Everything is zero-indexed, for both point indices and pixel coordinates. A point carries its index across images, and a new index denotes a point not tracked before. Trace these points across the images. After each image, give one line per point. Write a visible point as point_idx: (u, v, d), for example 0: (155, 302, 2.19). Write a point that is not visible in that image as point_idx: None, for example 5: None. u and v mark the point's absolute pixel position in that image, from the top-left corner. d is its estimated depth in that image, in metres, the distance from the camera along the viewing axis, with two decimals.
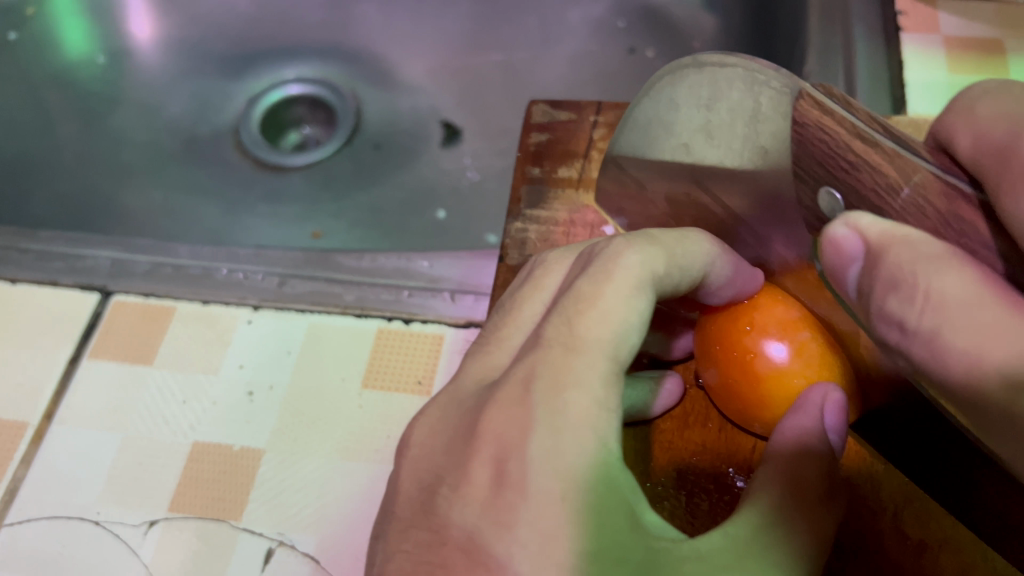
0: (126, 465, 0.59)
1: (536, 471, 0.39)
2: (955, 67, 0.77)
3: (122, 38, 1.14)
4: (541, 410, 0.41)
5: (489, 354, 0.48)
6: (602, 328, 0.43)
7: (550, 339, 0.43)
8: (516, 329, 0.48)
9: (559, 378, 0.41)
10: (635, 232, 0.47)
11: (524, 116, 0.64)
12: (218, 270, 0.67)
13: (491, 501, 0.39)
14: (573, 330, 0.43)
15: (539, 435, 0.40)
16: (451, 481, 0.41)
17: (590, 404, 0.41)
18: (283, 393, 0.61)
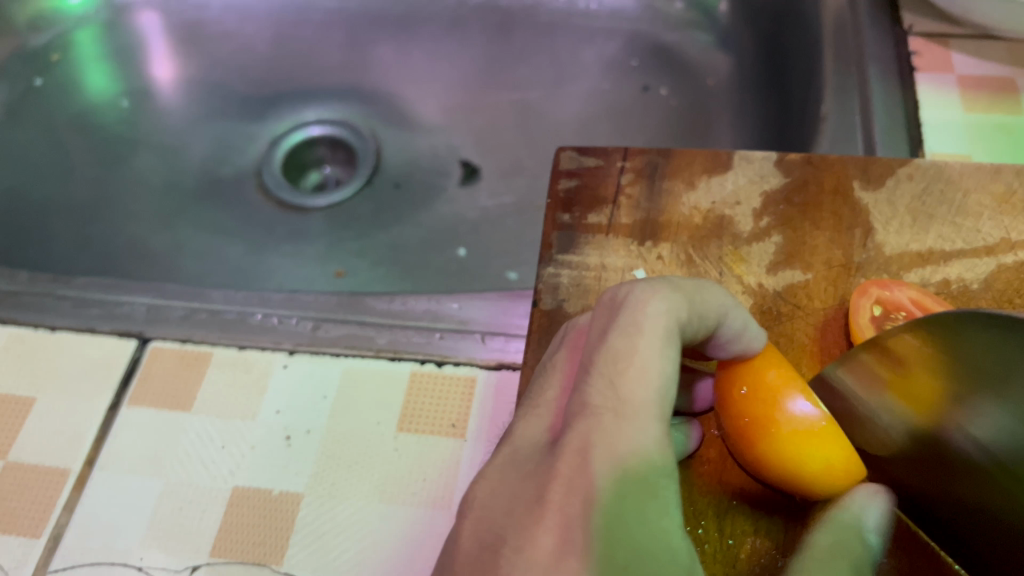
0: (166, 511, 0.60)
1: (597, 538, 0.41)
2: (970, 106, 0.79)
3: (145, 82, 1.17)
4: (602, 474, 0.43)
5: (535, 416, 0.49)
6: (644, 388, 0.46)
7: (598, 404, 0.46)
8: (553, 390, 0.50)
9: (619, 448, 0.44)
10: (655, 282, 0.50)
11: (552, 162, 0.64)
12: (253, 314, 0.69)
13: (553, 562, 0.40)
14: (617, 389, 0.46)
15: (606, 503, 0.42)
16: (513, 542, 0.42)
17: (645, 462, 0.44)
18: (320, 437, 0.62)
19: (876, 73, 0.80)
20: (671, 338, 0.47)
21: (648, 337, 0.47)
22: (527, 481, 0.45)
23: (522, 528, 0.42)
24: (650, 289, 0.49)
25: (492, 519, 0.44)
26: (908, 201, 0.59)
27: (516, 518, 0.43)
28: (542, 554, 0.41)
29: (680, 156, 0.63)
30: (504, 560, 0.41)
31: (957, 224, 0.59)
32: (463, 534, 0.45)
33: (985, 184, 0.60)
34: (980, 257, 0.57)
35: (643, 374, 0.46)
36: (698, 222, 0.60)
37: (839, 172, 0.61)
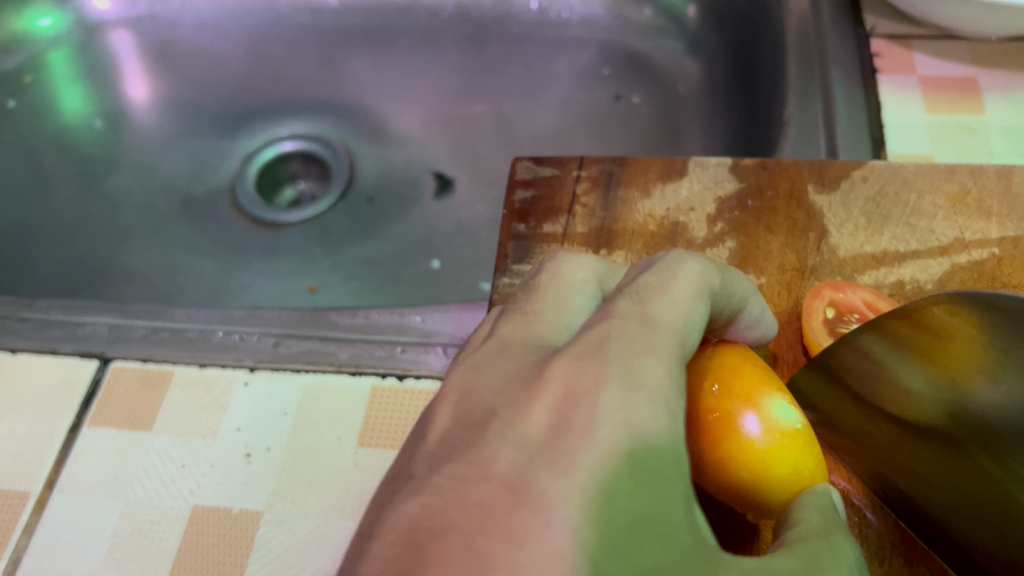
0: (126, 532, 0.59)
1: (600, 423, 0.37)
2: (932, 107, 0.79)
3: (119, 101, 1.17)
4: (619, 366, 0.39)
5: (528, 320, 0.45)
6: (673, 310, 0.43)
7: (620, 311, 0.43)
8: (552, 302, 0.46)
9: (636, 345, 0.40)
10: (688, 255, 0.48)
11: (508, 173, 0.64)
12: (214, 332, 0.68)
13: (545, 447, 0.36)
14: (642, 308, 0.43)
15: (612, 395, 0.38)
16: (504, 416, 0.38)
17: (662, 374, 0.40)
18: (281, 454, 0.62)
19: (839, 76, 0.80)
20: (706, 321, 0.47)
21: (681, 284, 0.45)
22: (530, 367, 0.41)
23: (515, 410, 0.38)
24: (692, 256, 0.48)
25: (482, 403, 0.40)
26: (863, 203, 0.59)
27: (514, 397, 0.39)
28: (540, 433, 0.37)
29: (635, 164, 0.63)
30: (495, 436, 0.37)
31: (912, 224, 0.58)
32: (441, 421, 0.41)
33: (940, 184, 0.60)
34: (934, 257, 0.57)
35: (671, 302, 0.44)
36: (652, 229, 0.60)
37: (794, 176, 0.61)
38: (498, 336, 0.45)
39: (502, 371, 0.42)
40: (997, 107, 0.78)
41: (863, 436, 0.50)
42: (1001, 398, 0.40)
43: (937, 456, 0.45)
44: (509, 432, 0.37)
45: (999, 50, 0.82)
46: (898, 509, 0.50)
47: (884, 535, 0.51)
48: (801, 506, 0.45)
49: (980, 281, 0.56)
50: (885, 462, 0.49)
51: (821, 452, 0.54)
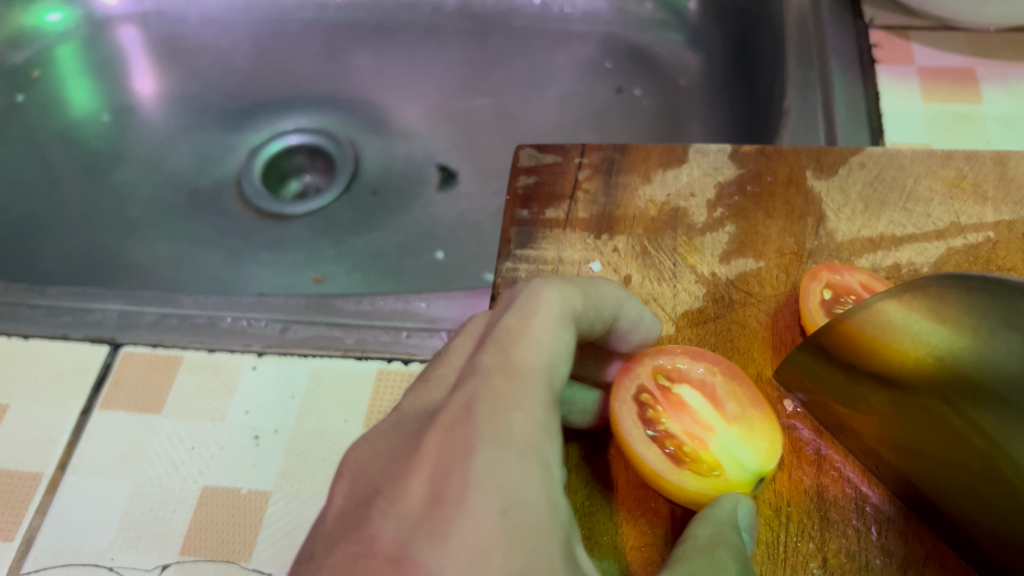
0: (137, 512, 0.60)
1: (470, 487, 0.40)
2: (930, 96, 0.80)
3: (126, 96, 1.19)
4: (485, 430, 0.42)
5: (427, 389, 0.48)
6: (538, 356, 0.46)
7: (489, 366, 0.46)
8: (446, 365, 0.50)
9: (502, 404, 0.44)
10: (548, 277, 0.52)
11: (511, 161, 0.65)
12: (223, 318, 0.69)
13: (422, 515, 0.40)
14: (506, 357, 0.46)
15: (479, 457, 0.41)
16: (387, 492, 0.42)
17: (534, 427, 0.43)
18: (289, 436, 0.63)
19: (838, 66, 0.81)
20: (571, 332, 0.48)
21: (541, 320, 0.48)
22: (405, 441, 0.45)
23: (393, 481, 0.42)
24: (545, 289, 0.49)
25: (369, 478, 0.44)
26: (860, 188, 0.60)
27: (390, 473, 0.43)
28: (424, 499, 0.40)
29: (636, 151, 0.64)
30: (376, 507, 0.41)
31: (909, 209, 0.60)
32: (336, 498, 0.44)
33: (936, 170, 0.61)
34: (931, 241, 0.58)
35: (535, 346, 0.47)
36: (653, 215, 0.61)
37: (792, 161, 0.62)
38: (397, 409, 0.48)
39: (387, 443, 0.45)
40: (994, 97, 0.79)
41: (855, 414, 0.51)
42: (1004, 368, 0.42)
43: (921, 441, 0.47)
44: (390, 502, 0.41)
45: (997, 40, 0.83)
46: (892, 485, 0.51)
47: (883, 511, 0.52)
48: (697, 521, 0.47)
49: (974, 264, 0.56)
50: (881, 440, 0.50)
51: (819, 431, 0.54)
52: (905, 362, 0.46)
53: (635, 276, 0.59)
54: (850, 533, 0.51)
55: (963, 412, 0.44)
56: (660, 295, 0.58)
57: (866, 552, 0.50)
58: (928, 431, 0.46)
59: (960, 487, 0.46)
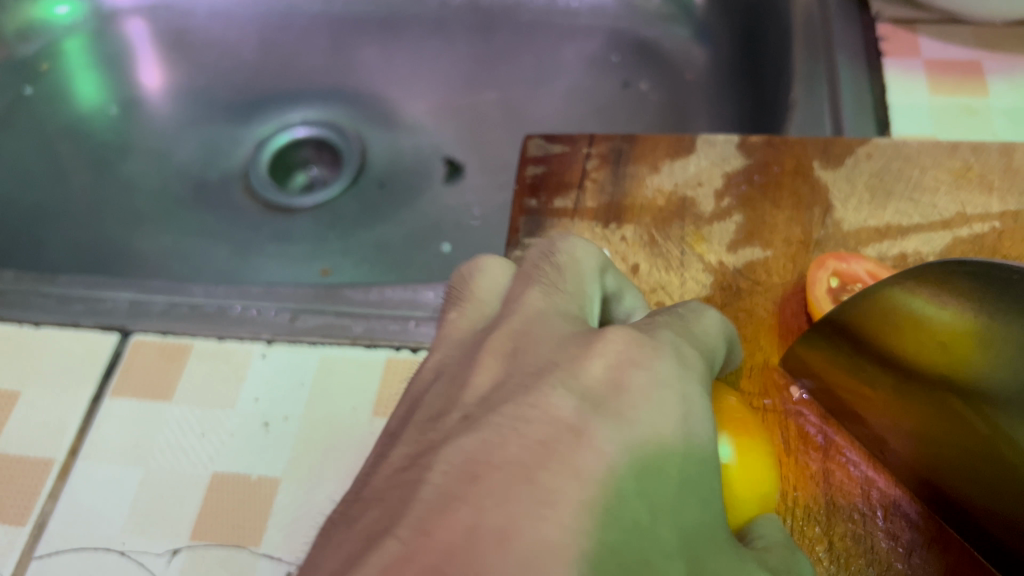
0: (148, 497, 0.61)
1: (656, 387, 0.40)
2: (937, 88, 0.80)
3: (134, 89, 1.19)
4: (667, 354, 0.42)
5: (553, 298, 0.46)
6: (712, 342, 0.48)
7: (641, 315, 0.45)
8: (571, 286, 0.48)
9: (684, 347, 0.44)
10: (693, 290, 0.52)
11: (520, 151, 0.66)
12: (232, 307, 0.70)
13: (611, 398, 0.39)
14: (677, 323, 0.47)
15: (661, 367, 0.41)
16: (524, 403, 0.38)
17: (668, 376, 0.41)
18: (297, 424, 0.63)
19: (845, 59, 0.81)
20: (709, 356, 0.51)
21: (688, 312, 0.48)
22: (552, 338, 0.42)
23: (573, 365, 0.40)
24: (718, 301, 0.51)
25: (519, 360, 0.41)
26: (867, 179, 0.61)
27: (560, 358, 0.41)
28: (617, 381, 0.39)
29: (644, 141, 0.64)
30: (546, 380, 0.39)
31: (915, 199, 0.60)
32: (477, 378, 0.41)
33: (943, 161, 0.61)
34: (937, 230, 0.58)
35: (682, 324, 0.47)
36: (660, 205, 0.61)
37: (799, 152, 0.62)
38: (524, 301, 0.46)
39: (533, 332, 0.43)
40: (1001, 89, 0.79)
41: (864, 402, 0.51)
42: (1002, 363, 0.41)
43: (929, 431, 0.47)
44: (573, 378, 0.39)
45: (1004, 34, 0.83)
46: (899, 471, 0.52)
47: (889, 495, 0.52)
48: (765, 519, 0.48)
49: (981, 254, 0.57)
50: (891, 427, 0.50)
51: (825, 418, 0.55)
52: (907, 352, 0.46)
53: (643, 266, 0.59)
54: (857, 516, 0.52)
55: (966, 403, 0.44)
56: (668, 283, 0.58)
57: (871, 533, 0.51)
58: (937, 421, 0.46)
59: (968, 474, 0.46)
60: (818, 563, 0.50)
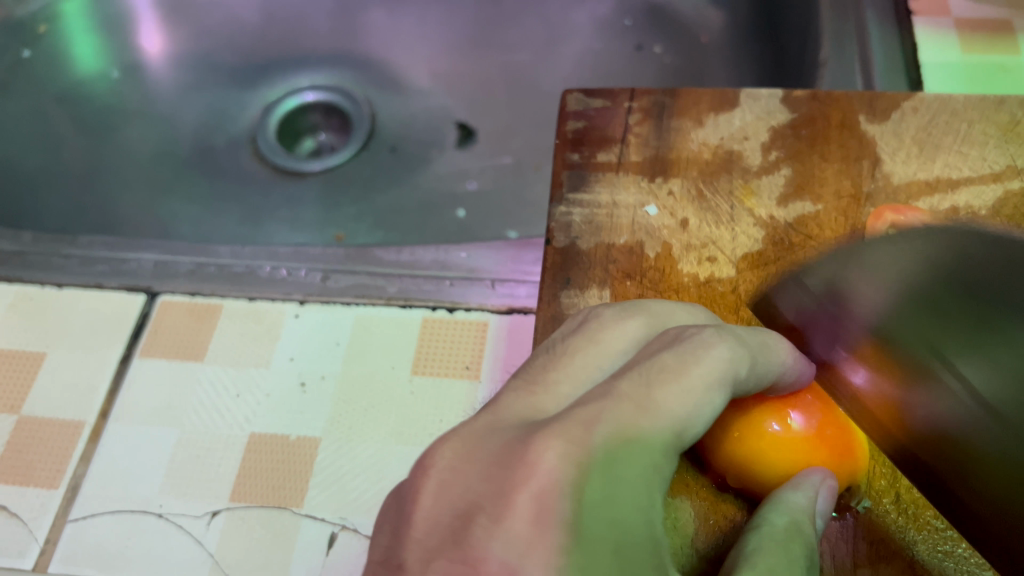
0: (185, 459, 0.60)
1: (584, 512, 0.34)
2: (969, 45, 0.79)
3: (134, 52, 1.14)
4: (602, 459, 0.35)
5: (535, 396, 0.40)
6: (681, 401, 0.38)
7: (624, 392, 0.38)
8: (565, 375, 0.41)
9: (629, 438, 0.36)
10: (722, 326, 0.42)
11: (559, 106, 0.65)
12: (261, 267, 0.68)
13: (535, 542, 0.32)
14: (646, 391, 0.38)
15: (593, 484, 0.34)
16: (489, 509, 0.34)
17: (646, 464, 0.36)
18: (335, 383, 0.62)
19: (875, 20, 0.80)
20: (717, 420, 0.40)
21: (702, 370, 0.39)
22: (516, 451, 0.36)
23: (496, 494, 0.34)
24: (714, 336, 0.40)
25: (464, 484, 0.35)
26: (914, 133, 0.60)
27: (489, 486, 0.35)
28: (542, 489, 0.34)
29: (687, 95, 0.63)
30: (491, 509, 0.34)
31: (963, 152, 0.59)
32: (426, 498, 0.36)
33: (989, 115, 0.61)
34: (988, 184, 0.57)
35: (684, 389, 0.38)
36: (705, 159, 0.60)
37: (844, 106, 0.61)
38: (494, 408, 0.40)
39: (484, 447, 0.37)
40: None
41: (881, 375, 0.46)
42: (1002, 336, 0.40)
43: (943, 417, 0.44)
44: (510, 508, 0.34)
45: None
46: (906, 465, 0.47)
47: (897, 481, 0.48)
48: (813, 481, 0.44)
49: None
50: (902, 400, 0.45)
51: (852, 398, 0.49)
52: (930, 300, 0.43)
53: (693, 220, 0.58)
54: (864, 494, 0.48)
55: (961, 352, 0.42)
56: (719, 238, 0.57)
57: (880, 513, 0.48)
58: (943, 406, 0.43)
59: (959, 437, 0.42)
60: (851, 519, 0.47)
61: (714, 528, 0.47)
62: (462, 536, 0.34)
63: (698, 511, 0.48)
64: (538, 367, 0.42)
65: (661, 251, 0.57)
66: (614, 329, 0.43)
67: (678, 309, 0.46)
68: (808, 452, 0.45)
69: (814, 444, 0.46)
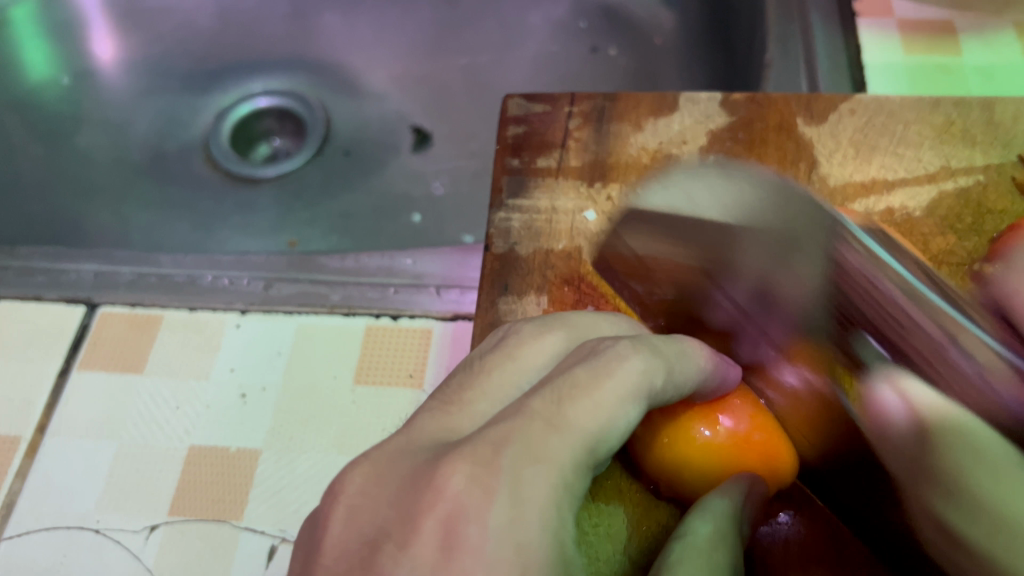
0: (124, 473, 0.59)
1: (491, 538, 0.33)
2: (912, 47, 0.79)
3: (84, 57, 1.11)
4: (508, 481, 0.35)
5: (450, 414, 0.40)
6: (592, 417, 0.38)
7: (534, 409, 0.38)
8: (481, 394, 0.41)
9: (537, 458, 0.36)
10: (636, 338, 0.43)
11: (500, 111, 0.65)
12: (202, 276, 0.67)
13: (441, 566, 0.33)
14: (557, 409, 0.38)
15: (499, 508, 0.34)
16: (397, 536, 0.34)
17: (555, 483, 0.36)
18: (276, 394, 0.62)
19: (820, 22, 0.80)
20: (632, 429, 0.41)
21: (614, 383, 0.39)
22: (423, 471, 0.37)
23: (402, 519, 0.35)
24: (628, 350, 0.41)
25: (374, 511, 0.36)
26: (851, 134, 0.60)
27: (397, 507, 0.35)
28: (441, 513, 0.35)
29: (627, 99, 0.63)
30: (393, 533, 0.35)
31: (900, 154, 0.60)
32: (336, 524, 0.36)
33: (925, 116, 0.61)
34: (922, 185, 0.58)
35: (595, 404, 0.39)
36: (644, 164, 0.60)
37: (783, 108, 0.61)
38: (409, 431, 0.40)
39: (396, 470, 0.37)
40: (974, 48, 0.78)
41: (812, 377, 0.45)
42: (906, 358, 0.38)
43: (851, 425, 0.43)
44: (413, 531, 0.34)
45: None
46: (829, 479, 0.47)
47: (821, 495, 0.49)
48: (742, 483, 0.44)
49: (965, 208, 0.57)
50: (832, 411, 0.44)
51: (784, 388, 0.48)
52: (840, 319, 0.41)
53: None
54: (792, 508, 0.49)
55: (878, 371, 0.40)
56: None
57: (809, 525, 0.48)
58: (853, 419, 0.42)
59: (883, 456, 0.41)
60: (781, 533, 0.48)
61: (646, 534, 0.47)
62: (371, 563, 0.34)
63: (630, 517, 0.48)
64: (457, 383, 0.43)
65: (599, 256, 0.57)
66: (530, 345, 0.43)
67: (597, 321, 0.46)
68: (738, 457, 0.46)
69: (743, 449, 0.46)
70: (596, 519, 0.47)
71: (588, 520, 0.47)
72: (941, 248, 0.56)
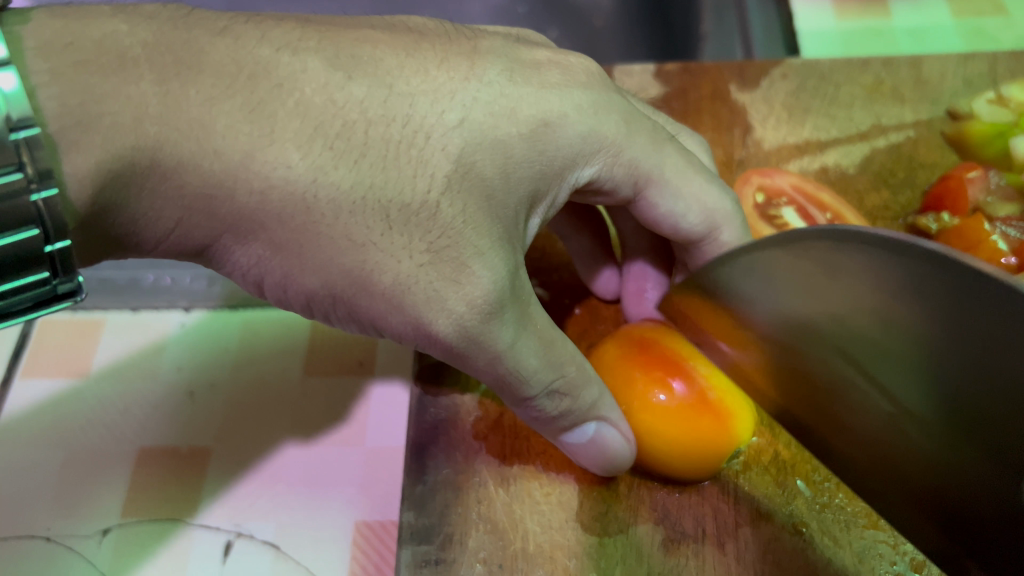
0: (72, 479, 0.58)
1: (206, 169, 0.33)
2: (845, 10, 0.79)
3: None
4: (261, 139, 0.34)
5: (302, 61, 0.36)
6: (390, 169, 0.37)
7: (333, 114, 0.36)
8: (355, 70, 0.37)
9: (312, 137, 0.35)
10: (507, 84, 0.41)
11: None
12: (143, 277, 0.66)
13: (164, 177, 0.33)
14: (356, 116, 0.37)
15: (232, 161, 0.34)
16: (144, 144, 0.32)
17: (306, 165, 0.35)
18: (225, 390, 0.61)
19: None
20: (473, 184, 0.38)
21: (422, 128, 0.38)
22: (267, 90, 0.35)
23: (206, 104, 0.33)
24: (466, 77, 0.40)
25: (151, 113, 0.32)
26: (783, 98, 0.61)
27: (222, 83, 0.34)
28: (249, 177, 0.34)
29: None
30: (187, 89, 0.33)
31: (831, 114, 0.60)
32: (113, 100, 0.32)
33: (854, 77, 0.62)
34: (855, 143, 0.59)
35: (396, 143, 0.37)
36: None
37: (714, 77, 0.62)
38: (291, 75, 0.36)
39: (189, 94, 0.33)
40: (902, 9, 0.79)
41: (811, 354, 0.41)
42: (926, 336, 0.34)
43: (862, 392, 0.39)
44: (200, 154, 0.33)
45: None
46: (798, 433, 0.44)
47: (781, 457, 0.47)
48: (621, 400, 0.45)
49: (898, 163, 0.58)
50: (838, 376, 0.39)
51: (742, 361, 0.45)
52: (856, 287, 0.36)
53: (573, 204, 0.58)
54: (755, 474, 0.47)
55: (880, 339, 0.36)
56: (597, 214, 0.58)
57: (767, 495, 0.46)
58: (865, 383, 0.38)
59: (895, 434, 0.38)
60: (746, 501, 0.46)
61: (601, 500, 0.46)
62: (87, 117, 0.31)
63: (587, 489, 0.47)
64: (335, 34, 0.39)
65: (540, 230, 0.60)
66: (417, 57, 0.40)
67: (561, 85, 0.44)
68: (697, 419, 0.45)
69: (700, 411, 0.46)
70: (555, 490, 0.47)
71: (540, 489, 0.47)
72: (875, 204, 0.56)
